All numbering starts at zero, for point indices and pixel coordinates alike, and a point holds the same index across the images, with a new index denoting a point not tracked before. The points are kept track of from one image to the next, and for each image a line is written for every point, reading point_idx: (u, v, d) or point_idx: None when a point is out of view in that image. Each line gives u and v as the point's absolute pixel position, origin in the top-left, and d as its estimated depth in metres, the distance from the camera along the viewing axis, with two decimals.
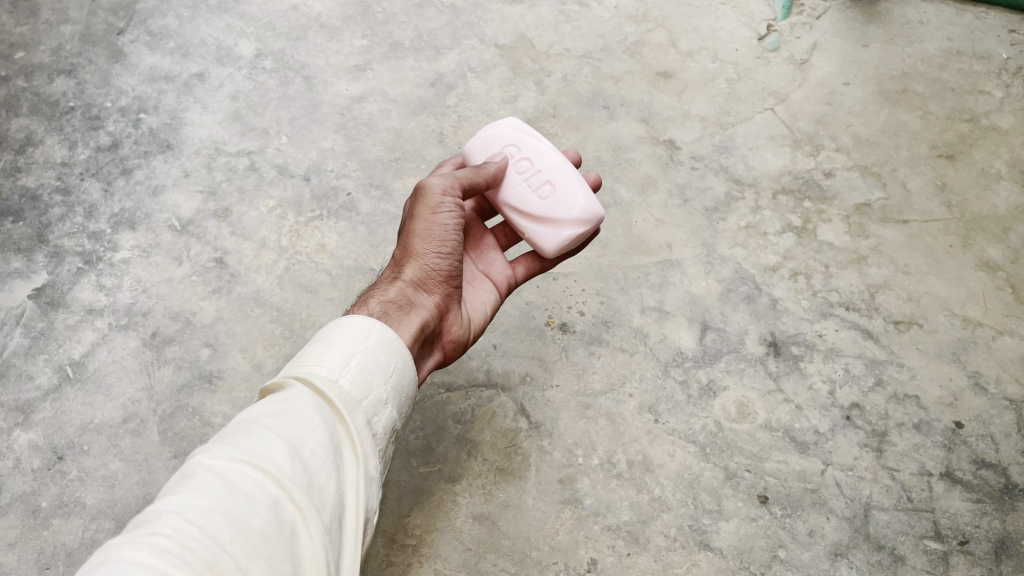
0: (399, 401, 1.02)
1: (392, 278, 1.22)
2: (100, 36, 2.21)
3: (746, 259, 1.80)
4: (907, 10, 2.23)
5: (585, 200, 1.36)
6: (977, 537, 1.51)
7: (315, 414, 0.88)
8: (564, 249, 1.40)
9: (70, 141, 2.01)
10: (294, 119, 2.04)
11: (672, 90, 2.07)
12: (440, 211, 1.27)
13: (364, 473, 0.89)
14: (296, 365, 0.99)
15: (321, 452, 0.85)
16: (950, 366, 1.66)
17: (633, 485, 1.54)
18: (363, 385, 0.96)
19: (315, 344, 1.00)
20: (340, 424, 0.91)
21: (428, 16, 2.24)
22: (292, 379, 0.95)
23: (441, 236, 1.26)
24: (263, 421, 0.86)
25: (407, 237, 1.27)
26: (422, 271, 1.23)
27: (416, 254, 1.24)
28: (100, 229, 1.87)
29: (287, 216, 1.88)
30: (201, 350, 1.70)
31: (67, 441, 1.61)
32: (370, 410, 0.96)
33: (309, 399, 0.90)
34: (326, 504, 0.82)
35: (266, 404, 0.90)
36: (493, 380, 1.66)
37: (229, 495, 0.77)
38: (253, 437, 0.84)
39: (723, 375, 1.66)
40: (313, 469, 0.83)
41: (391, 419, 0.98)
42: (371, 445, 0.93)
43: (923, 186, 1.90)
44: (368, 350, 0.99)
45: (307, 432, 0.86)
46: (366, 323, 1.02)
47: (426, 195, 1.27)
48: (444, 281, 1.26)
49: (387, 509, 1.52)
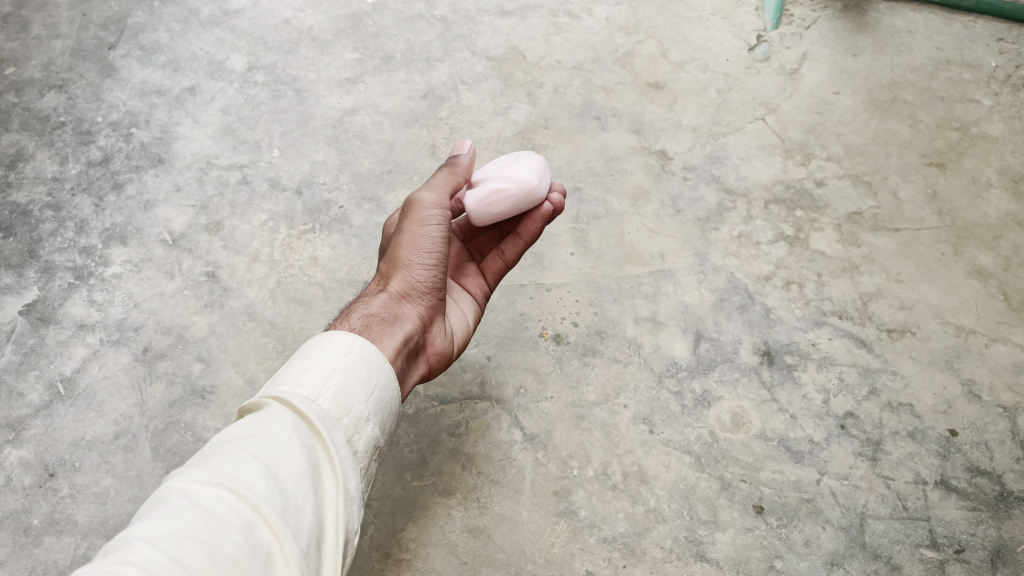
0: (382, 418, 1.01)
1: (378, 291, 1.22)
2: (90, 50, 2.20)
3: (739, 268, 1.81)
4: (895, 21, 2.25)
5: (527, 169, 1.37)
6: (973, 545, 1.50)
7: (292, 434, 0.88)
8: (490, 217, 1.37)
9: (61, 156, 2.00)
10: (286, 132, 2.04)
11: (663, 100, 2.08)
12: (427, 223, 1.27)
13: (344, 494, 0.88)
14: (275, 383, 0.98)
15: (298, 472, 0.85)
16: (943, 374, 1.67)
17: (628, 497, 1.54)
18: (343, 403, 0.95)
19: (294, 361, 1.00)
20: (319, 443, 0.91)
21: (419, 28, 2.24)
22: (270, 398, 0.94)
23: (427, 248, 1.26)
24: (239, 443, 0.86)
25: (394, 250, 1.27)
26: (407, 283, 1.23)
27: (403, 266, 1.24)
28: (91, 244, 1.86)
29: (280, 230, 1.87)
30: (194, 364, 1.69)
31: (59, 458, 1.60)
32: (351, 428, 0.95)
33: (287, 419, 0.90)
34: (304, 526, 0.81)
35: (243, 424, 0.90)
36: (487, 392, 1.65)
37: (202, 521, 0.76)
38: (228, 460, 0.83)
39: (718, 385, 1.66)
40: (289, 490, 0.82)
41: (373, 436, 0.98)
42: (351, 464, 0.92)
43: (914, 194, 1.91)
44: (348, 367, 0.99)
45: (284, 453, 0.85)
46: (346, 339, 1.01)
47: (416, 210, 1.28)
48: (430, 292, 1.25)
49: (382, 523, 1.52)
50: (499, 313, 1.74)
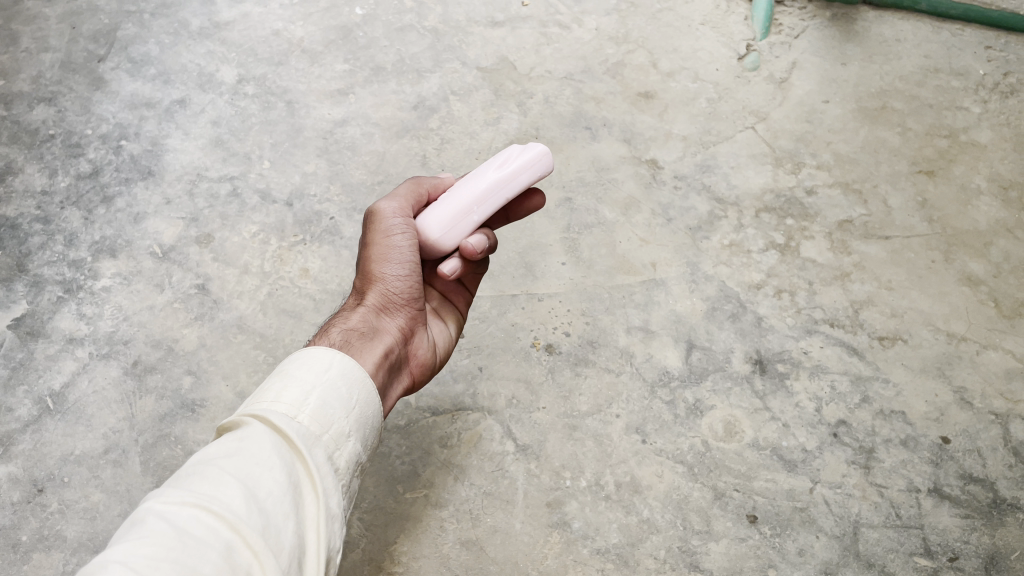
0: (364, 434, 1.00)
1: (355, 305, 1.22)
2: (80, 63, 2.20)
3: (731, 277, 1.81)
4: (883, 29, 2.26)
5: (439, 214, 1.28)
6: (967, 553, 1.50)
7: (272, 452, 0.86)
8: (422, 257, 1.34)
9: (50, 169, 2.00)
10: (277, 143, 2.03)
11: (654, 110, 2.08)
12: (393, 234, 1.24)
13: (325, 511, 0.87)
14: (254, 401, 0.97)
15: (278, 492, 0.83)
16: (935, 381, 1.67)
17: (621, 507, 1.53)
18: (324, 420, 0.95)
19: (272, 378, 0.99)
20: (299, 460, 0.90)
21: (410, 39, 2.24)
22: (249, 416, 0.93)
23: (399, 258, 1.24)
24: (217, 462, 0.84)
25: (365, 263, 1.25)
26: (384, 296, 1.22)
27: (377, 278, 1.23)
28: (80, 258, 1.85)
29: (270, 242, 1.87)
30: (184, 378, 1.68)
31: (48, 473, 1.59)
32: (331, 444, 0.94)
33: (266, 436, 0.88)
34: (285, 546, 0.80)
35: (221, 443, 0.88)
36: (479, 403, 1.65)
37: (180, 542, 0.74)
38: (206, 480, 0.81)
39: (710, 395, 1.65)
40: (270, 510, 0.81)
41: (355, 452, 0.97)
42: (332, 481, 0.91)
43: (904, 202, 1.92)
44: (329, 383, 0.98)
45: (264, 472, 0.84)
46: (327, 355, 1.01)
47: (378, 219, 1.26)
48: (407, 303, 1.24)
49: (373, 536, 1.51)
50: (491, 323, 1.73)
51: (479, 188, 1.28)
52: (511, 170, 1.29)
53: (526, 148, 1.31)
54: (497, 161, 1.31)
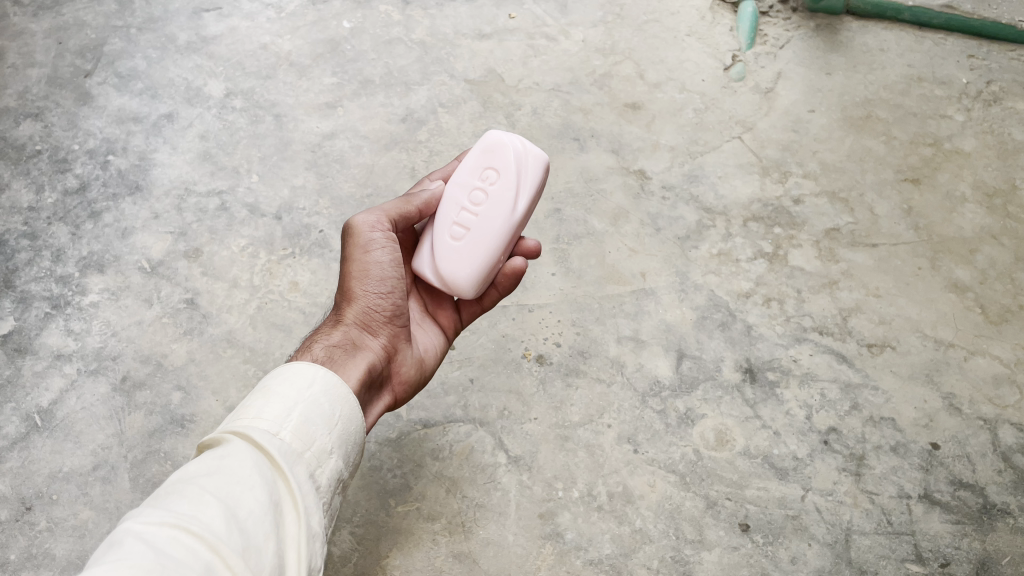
0: (346, 451, 1.01)
1: (334, 323, 1.23)
2: (67, 78, 2.20)
3: (720, 286, 1.82)
4: (867, 39, 2.28)
5: (474, 263, 1.30)
6: (958, 558, 1.51)
7: (253, 471, 0.86)
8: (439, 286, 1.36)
9: (37, 185, 1.99)
10: (266, 157, 2.03)
11: (641, 121, 2.09)
12: (373, 249, 1.26)
13: (306, 530, 0.86)
14: (235, 419, 0.97)
15: (259, 511, 0.82)
16: (924, 388, 1.68)
17: (614, 518, 1.53)
18: (306, 437, 0.95)
19: (255, 396, 1.00)
20: (280, 478, 0.89)
21: (398, 52, 2.25)
22: (230, 433, 0.93)
23: (379, 276, 1.26)
24: (197, 481, 0.84)
25: (344, 279, 1.27)
26: (364, 314, 1.24)
27: (357, 296, 1.24)
28: (68, 273, 1.84)
29: (259, 255, 1.86)
30: (173, 393, 1.67)
31: (36, 491, 1.57)
32: (313, 462, 0.95)
33: (247, 453, 0.88)
34: (264, 567, 0.79)
35: (202, 461, 0.88)
36: (470, 415, 1.64)
37: (158, 565, 0.73)
38: (186, 499, 0.81)
39: (701, 404, 1.66)
40: (250, 530, 0.80)
41: (337, 469, 0.97)
42: (314, 499, 0.90)
43: (890, 210, 1.93)
44: (312, 400, 0.99)
45: (245, 491, 0.83)
46: (310, 371, 1.02)
47: (356, 234, 1.26)
48: (389, 320, 1.26)
49: (365, 550, 1.50)
50: (481, 335, 1.74)
51: (512, 224, 1.32)
52: (531, 196, 1.34)
53: (539, 166, 1.34)
54: (515, 184, 1.32)
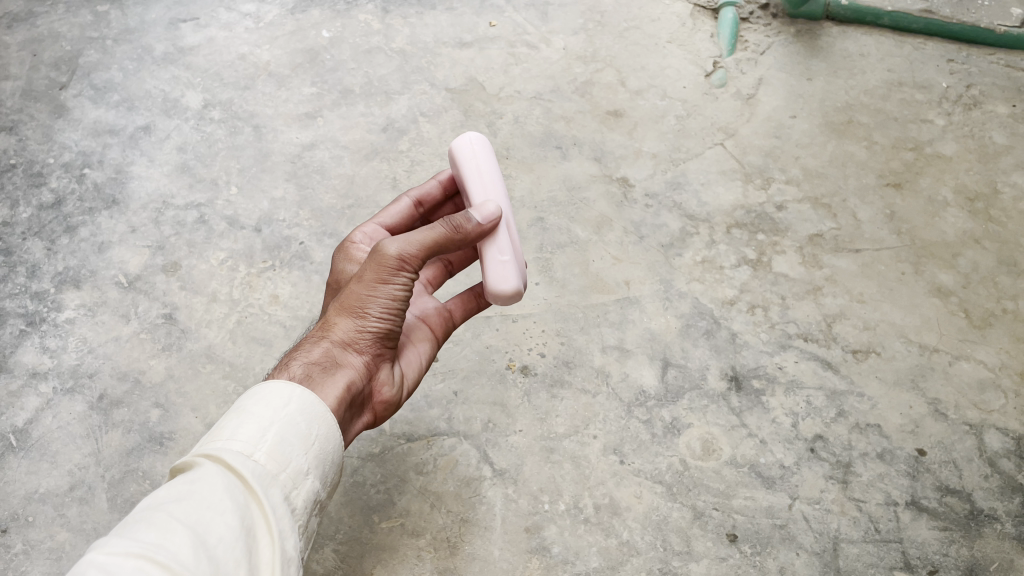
0: (323, 470, 0.99)
1: (320, 336, 1.21)
2: (41, 91, 2.17)
3: (704, 293, 1.81)
4: (847, 44, 2.28)
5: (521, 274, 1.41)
6: (947, 565, 1.50)
7: (224, 495, 0.84)
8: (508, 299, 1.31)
9: (11, 200, 1.96)
10: (244, 169, 2.01)
11: (624, 128, 2.09)
12: (389, 281, 1.21)
13: (279, 554, 0.85)
14: (209, 441, 0.95)
15: (230, 538, 0.81)
16: (910, 393, 1.67)
17: (601, 530, 1.51)
18: (281, 458, 0.93)
19: (230, 416, 0.98)
20: (254, 501, 0.88)
21: (378, 61, 2.23)
22: (203, 456, 0.91)
23: (383, 303, 1.21)
24: (166, 507, 0.82)
25: (347, 295, 1.23)
26: (352, 332, 1.21)
27: (352, 317, 1.21)
28: (43, 289, 1.82)
29: (239, 268, 1.84)
30: (152, 411, 1.64)
31: (11, 513, 1.54)
32: (289, 483, 0.93)
33: (219, 477, 0.86)
34: None
35: (173, 486, 0.86)
36: (455, 428, 1.63)
37: None
38: (152, 527, 0.78)
39: (687, 413, 1.65)
40: (220, 559, 0.79)
41: (313, 490, 0.95)
42: (288, 523, 0.89)
43: (873, 215, 1.93)
44: (287, 419, 0.97)
45: (215, 517, 0.81)
46: (286, 389, 1.00)
47: (382, 262, 1.20)
48: (378, 342, 1.23)
49: (349, 568, 1.48)
50: (465, 346, 1.72)
51: None
52: None
53: None
54: None
